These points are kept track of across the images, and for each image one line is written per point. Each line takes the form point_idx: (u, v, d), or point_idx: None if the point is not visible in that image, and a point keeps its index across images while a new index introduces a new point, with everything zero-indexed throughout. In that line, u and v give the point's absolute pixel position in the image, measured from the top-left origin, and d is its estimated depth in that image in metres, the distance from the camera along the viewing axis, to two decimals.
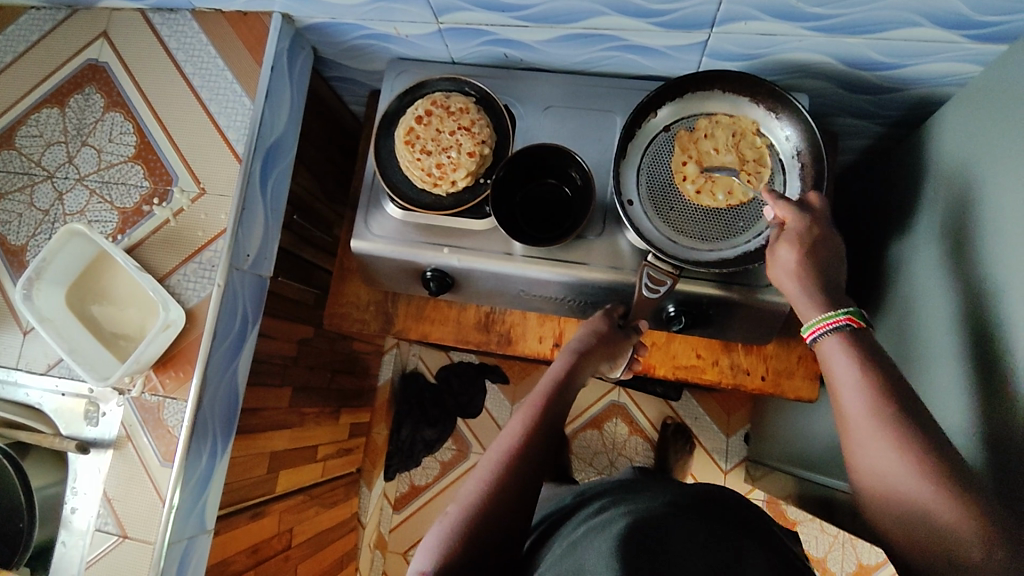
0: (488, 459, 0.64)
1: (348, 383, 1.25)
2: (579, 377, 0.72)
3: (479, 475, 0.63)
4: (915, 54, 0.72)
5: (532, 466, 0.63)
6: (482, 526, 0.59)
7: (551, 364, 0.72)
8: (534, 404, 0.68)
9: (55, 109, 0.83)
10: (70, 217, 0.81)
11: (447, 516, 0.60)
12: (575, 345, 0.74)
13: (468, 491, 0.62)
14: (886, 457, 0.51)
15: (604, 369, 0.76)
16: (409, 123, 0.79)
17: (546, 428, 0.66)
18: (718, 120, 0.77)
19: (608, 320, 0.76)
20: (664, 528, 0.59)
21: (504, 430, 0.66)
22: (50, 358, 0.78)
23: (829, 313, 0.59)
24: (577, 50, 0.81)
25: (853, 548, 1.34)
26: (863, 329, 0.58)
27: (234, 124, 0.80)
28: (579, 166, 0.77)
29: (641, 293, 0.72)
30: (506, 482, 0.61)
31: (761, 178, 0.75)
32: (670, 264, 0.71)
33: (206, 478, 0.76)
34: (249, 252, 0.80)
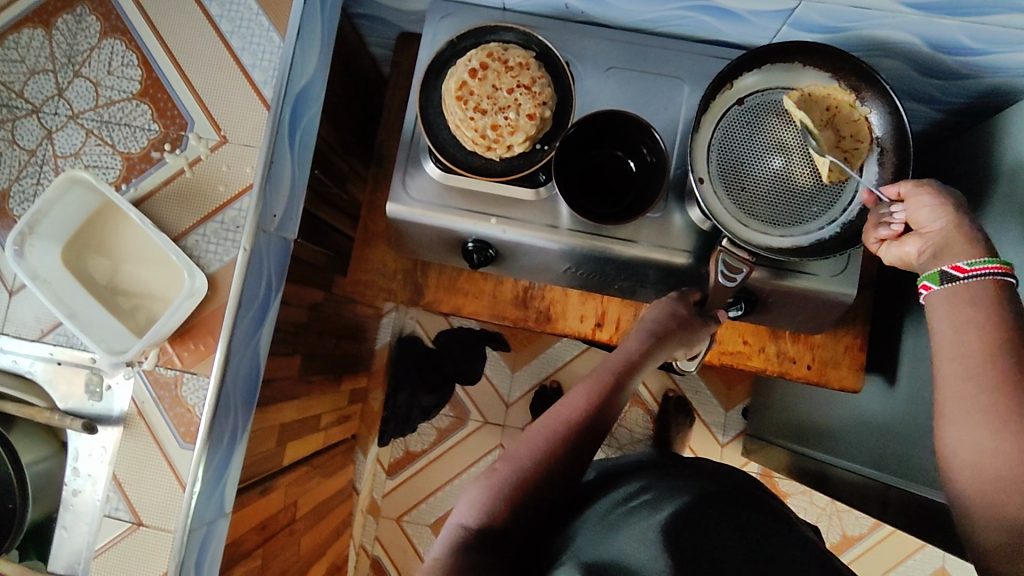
0: (541, 424, 0.60)
1: (350, 348, 1.18)
2: (652, 360, 0.65)
3: (531, 439, 0.59)
4: (1008, 41, 0.69)
5: (587, 445, 0.59)
6: (527, 495, 0.56)
7: (624, 341, 0.65)
8: (603, 380, 0.62)
9: (39, 30, 0.71)
10: (63, 161, 0.70)
11: (491, 472, 0.58)
12: (652, 325, 0.66)
13: (516, 454, 0.58)
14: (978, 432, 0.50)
15: (677, 354, 0.69)
16: (461, 77, 0.71)
17: (610, 409, 0.61)
18: (813, 89, 0.71)
19: (686, 303, 0.69)
20: (705, 520, 0.54)
21: (565, 401, 0.60)
22: (44, 323, 0.68)
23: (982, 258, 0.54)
24: (647, 6, 0.74)
25: (839, 519, 1.37)
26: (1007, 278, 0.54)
27: (260, 64, 0.70)
28: (652, 141, 0.72)
29: (716, 280, 0.68)
30: (559, 455, 0.57)
31: (858, 156, 0.69)
32: (747, 251, 0.67)
33: (226, 462, 0.70)
34: (275, 212, 0.71)
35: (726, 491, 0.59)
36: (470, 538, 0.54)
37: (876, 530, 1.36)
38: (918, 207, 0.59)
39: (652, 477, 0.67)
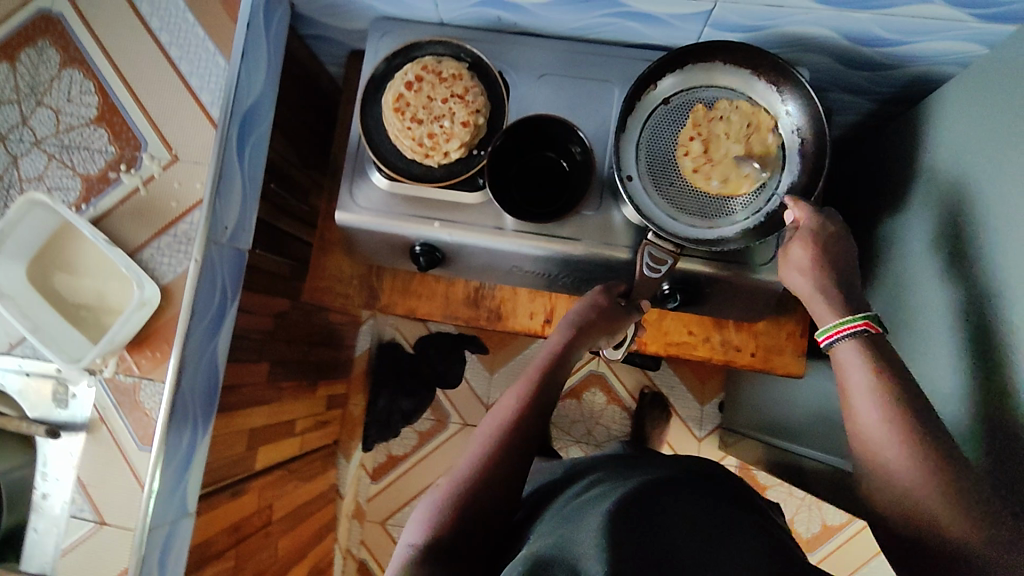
0: (481, 436, 0.63)
1: (324, 355, 1.22)
2: (578, 351, 0.71)
3: (473, 451, 0.62)
4: (919, 32, 0.71)
5: (525, 439, 0.62)
6: (474, 500, 0.58)
7: (547, 338, 0.71)
8: (532, 379, 0.67)
9: (5, 64, 0.76)
10: (27, 185, 0.74)
11: (436, 489, 0.60)
12: (574, 318, 0.73)
13: (459, 466, 0.61)
14: (888, 445, 0.54)
15: (603, 344, 0.75)
16: (398, 89, 0.75)
17: (542, 405, 0.65)
18: (738, 105, 0.74)
19: (608, 295, 0.75)
20: (653, 501, 0.56)
21: (497, 405, 0.65)
22: (12, 337, 0.73)
23: (845, 317, 0.61)
24: (574, 15, 0.77)
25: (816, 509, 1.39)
26: (878, 333, 0.60)
27: (208, 86, 0.75)
28: (579, 141, 0.75)
29: (642, 272, 0.72)
30: (501, 457, 0.60)
31: (762, 176, 0.73)
32: (671, 242, 0.70)
33: (188, 461, 0.74)
34: (227, 224, 0.75)
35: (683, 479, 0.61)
36: (419, 552, 0.54)
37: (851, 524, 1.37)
38: (805, 270, 0.66)
39: (611, 471, 0.69)
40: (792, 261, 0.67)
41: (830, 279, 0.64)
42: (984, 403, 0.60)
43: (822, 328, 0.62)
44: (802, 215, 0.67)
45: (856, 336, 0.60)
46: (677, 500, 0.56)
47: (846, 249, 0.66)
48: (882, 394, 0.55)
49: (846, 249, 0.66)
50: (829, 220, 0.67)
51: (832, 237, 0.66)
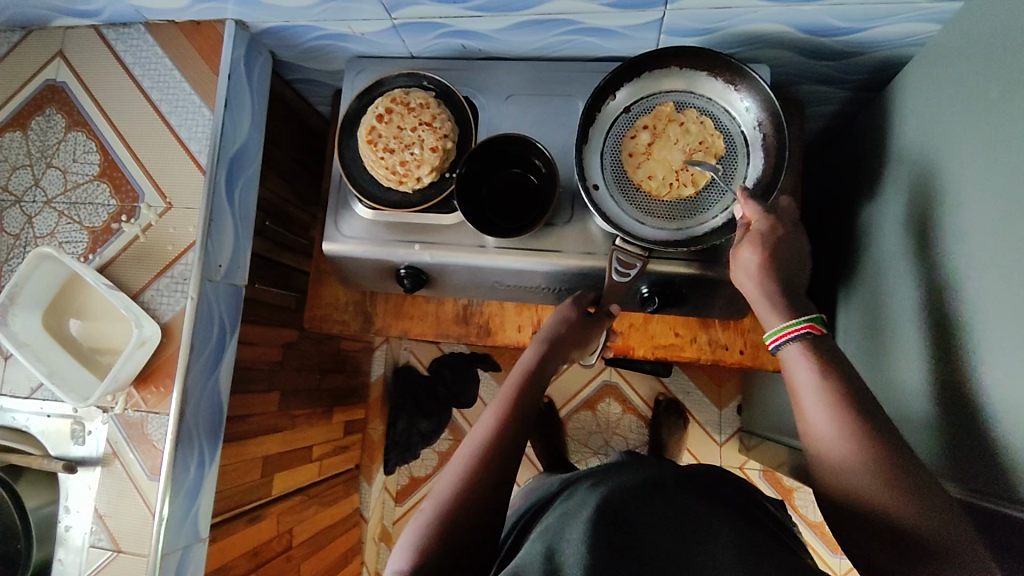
0: (460, 456, 0.63)
1: (338, 382, 1.27)
2: (550, 364, 0.74)
3: (453, 470, 0.61)
4: (871, 18, 0.71)
5: (506, 457, 0.62)
6: (457, 521, 0.57)
7: (522, 355, 0.74)
8: (509, 396, 0.68)
9: (18, 132, 0.84)
10: (41, 241, 0.81)
11: (419, 515, 0.58)
12: (544, 334, 0.77)
13: (440, 489, 0.59)
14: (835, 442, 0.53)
15: (575, 356, 0.79)
16: (370, 122, 0.79)
17: (522, 419, 0.66)
18: (704, 123, 0.75)
19: (579, 306, 0.79)
20: (631, 507, 0.56)
21: (476, 425, 0.65)
22: (32, 382, 0.79)
23: (791, 320, 0.59)
24: (532, 36, 0.81)
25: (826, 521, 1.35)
26: (825, 335, 0.59)
27: (196, 136, 0.80)
28: (541, 153, 0.77)
29: (610, 278, 0.73)
30: (483, 473, 0.60)
31: (676, 194, 0.75)
32: (637, 246, 0.72)
33: (197, 487, 0.79)
34: (220, 262, 0.81)
35: (663, 479, 0.60)
36: None
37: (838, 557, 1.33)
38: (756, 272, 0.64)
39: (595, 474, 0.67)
40: (741, 265, 0.65)
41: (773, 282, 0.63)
42: (954, 383, 0.59)
43: (769, 331, 0.61)
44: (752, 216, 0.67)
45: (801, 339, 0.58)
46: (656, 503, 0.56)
47: (798, 249, 0.66)
48: (826, 394, 0.55)
49: (792, 243, 0.66)
50: (779, 223, 0.66)
51: (781, 239, 0.65)
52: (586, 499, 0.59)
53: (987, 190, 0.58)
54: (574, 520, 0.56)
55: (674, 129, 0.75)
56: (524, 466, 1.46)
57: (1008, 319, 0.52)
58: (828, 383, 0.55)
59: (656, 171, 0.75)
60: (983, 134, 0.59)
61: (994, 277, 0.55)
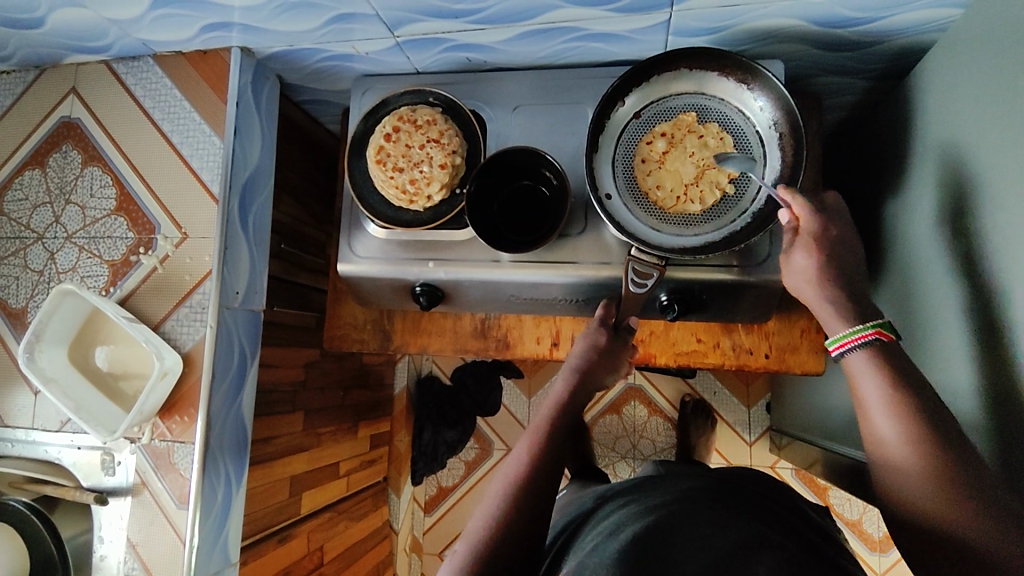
0: (492, 492, 0.62)
1: (362, 397, 1.27)
2: (583, 393, 0.72)
3: (487, 507, 0.60)
4: (889, 7, 0.68)
5: (540, 492, 0.61)
6: (490, 561, 0.56)
7: (552, 385, 0.72)
8: (541, 428, 0.66)
9: (37, 170, 0.85)
10: (64, 276, 0.83)
11: (454, 554, 0.58)
12: (576, 360, 0.74)
13: (473, 528, 0.59)
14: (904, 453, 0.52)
15: (608, 381, 0.76)
16: (378, 142, 0.78)
17: (555, 452, 0.64)
18: (721, 135, 0.74)
19: (608, 330, 0.76)
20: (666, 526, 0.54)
21: (508, 460, 0.64)
22: (61, 416, 0.81)
23: (858, 326, 0.58)
24: (537, 45, 0.79)
25: (863, 516, 1.32)
26: (892, 341, 0.58)
27: (207, 165, 0.81)
28: (552, 166, 0.76)
29: (627, 289, 0.72)
30: (514, 509, 0.59)
31: (683, 208, 0.73)
32: (653, 255, 0.71)
33: (225, 512, 0.80)
34: (238, 289, 0.82)
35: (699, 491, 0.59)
36: None
37: (886, 551, 1.30)
38: (812, 276, 0.63)
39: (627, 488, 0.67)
40: (795, 269, 0.64)
41: (833, 288, 0.62)
42: (1002, 384, 0.57)
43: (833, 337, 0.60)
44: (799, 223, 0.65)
45: (865, 346, 0.57)
46: (691, 518, 0.55)
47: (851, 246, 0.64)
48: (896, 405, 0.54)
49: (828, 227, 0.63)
50: (831, 221, 0.64)
51: (835, 240, 0.63)
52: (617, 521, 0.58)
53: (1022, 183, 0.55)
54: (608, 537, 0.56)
55: (691, 139, 0.74)
56: None
57: None
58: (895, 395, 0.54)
59: (667, 183, 0.74)
60: (1015, 123, 0.57)
61: None
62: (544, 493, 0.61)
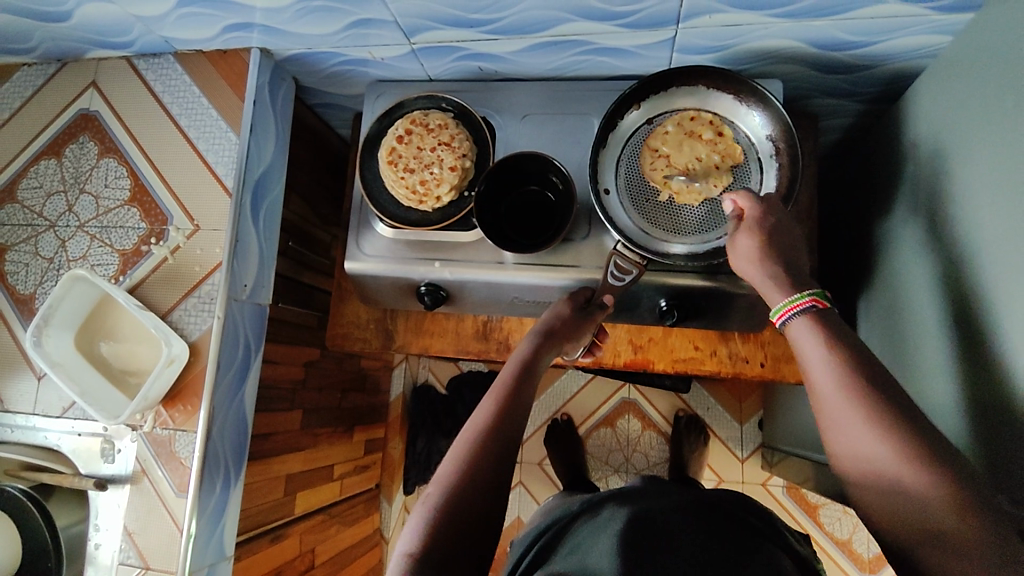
0: (459, 440, 0.59)
1: (358, 401, 1.28)
2: (546, 357, 0.71)
3: (453, 454, 0.58)
4: (883, 31, 0.72)
5: (510, 443, 0.59)
6: (465, 503, 0.54)
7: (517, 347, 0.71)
8: (505, 384, 0.65)
9: (53, 159, 0.87)
10: (73, 263, 0.84)
11: (425, 499, 0.55)
12: (539, 327, 0.73)
13: (442, 473, 0.56)
14: (847, 412, 0.51)
15: (568, 350, 0.76)
16: (390, 144, 0.81)
17: (517, 406, 0.63)
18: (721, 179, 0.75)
19: (574, 303, 0.76)
20: (661, 521, 0.55)
21: (475, 411, 0.62)
22: (65, 402, 0.81)
23: (793, 296, 0.58)
24: (547, 57, 0.82)
25: (852, 535, 1.33)
26: (829, 309, 0.57)
27: (222, 160, 0.83)
28: (558, 171, 0.79)
29: (606, 280, 0.74)
30: (485, 455, 0.57)
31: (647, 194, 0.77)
32: (636, 253, 0.73)
33: (222, 506, 0.80)
34: (246, 282, 0.83)
35: (696, 498, 0.60)
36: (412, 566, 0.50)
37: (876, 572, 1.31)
38: (752, 254, 0.63)
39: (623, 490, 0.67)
40: (739, 250, 0.65)
41: (777, 266, 0.62)
42: (988, 391, 0.59)
43: (775, 308, 0.60)
44: (745, 205, 0.66)
45: (807, 313, 0.57)
46: (688, 520, 0.55)
47: (792, 237, 0.65)
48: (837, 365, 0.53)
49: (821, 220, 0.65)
50: (771, 210, 0.66)
51: (776, 225, 0.64)
52: (609, 514, 0.59)
53: (1008, 196, 0.58)
54: (599, 534, 0.57)
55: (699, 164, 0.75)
56: (543, 483, 1.46)
57: None
58: (837, 356, 0.53)
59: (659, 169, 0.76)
60: (1001, 140, 0.60)
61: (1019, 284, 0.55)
62: (514, 450, 0.59)
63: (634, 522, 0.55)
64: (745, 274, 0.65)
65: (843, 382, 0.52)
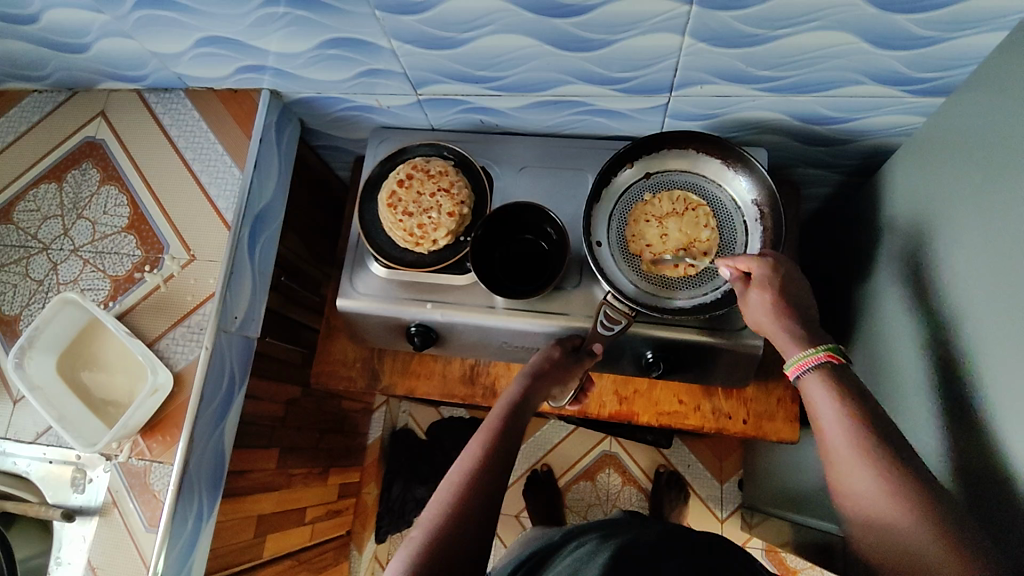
0: (446, 481, 0.59)
1: (336, 442, 1.26)
2: (535, 398, 0.71)
3: (439, 496, 0.58)
4: (861, 109, 0.77)
5: (495, 485, 0.59)
6: (448, 546, 0.54)
7: (506, 387, 0.71)
8: (493, 425, 0.65)
9: (53, 184, 0.88)
10: (63, 287, 0.83)
11: (409, 542, 0.55)
12: (528, 368, 0.74)
13: (428, 515, 0.56)
14: (855, 465, 0.54)
15: (556, 394, 0.76)
16: (391, 187, 0.83)
17: (504, 447, 0.63)
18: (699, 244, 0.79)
19: (562, 348, 0.77)
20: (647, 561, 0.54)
21: (464, 451, 0.62)
22: (39, 427, 0.79)
23: (809, 350, 0.61)
24: (546, 115, 0.86)
25: None
26: (842, 365, 0.60)
27: (224, 193, 0.84)
28: (554, 222, 0.82)
29: (595, 328, 0.76)
30: (470, 497, 0.57)
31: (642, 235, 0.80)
32: (626, 304, 0.75)
33: (193, 543, 0.78)
34: (236, 314, 0.84)
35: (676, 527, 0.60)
36: None
37: None
38: (771, 311, 0.65)
39: (602, 524, 0.67)
40: (753, 306, 0.66)
41: (795, 319, 0.64)
42: (965, 453, 0.61)
43: (788, 361, 0.63)
44: (749, 264, 0.67)
45: (824, 365, 0.60)
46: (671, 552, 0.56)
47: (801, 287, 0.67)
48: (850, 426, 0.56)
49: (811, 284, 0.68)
50: (778, 261, 0.67)
51: (784, 276, 0.66)
52: (598, 545, 0.59)
53: (980, 267, 0.61)
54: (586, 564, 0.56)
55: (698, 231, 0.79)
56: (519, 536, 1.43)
57: (1012, 391, 0.55)
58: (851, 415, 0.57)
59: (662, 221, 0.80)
60: (971, 215, 0.64)
61: (995, 350, 0.57)
62: (498, 491, 0.59)
63: (625, 556, 0.55)
64: (759, 325, 0.67)
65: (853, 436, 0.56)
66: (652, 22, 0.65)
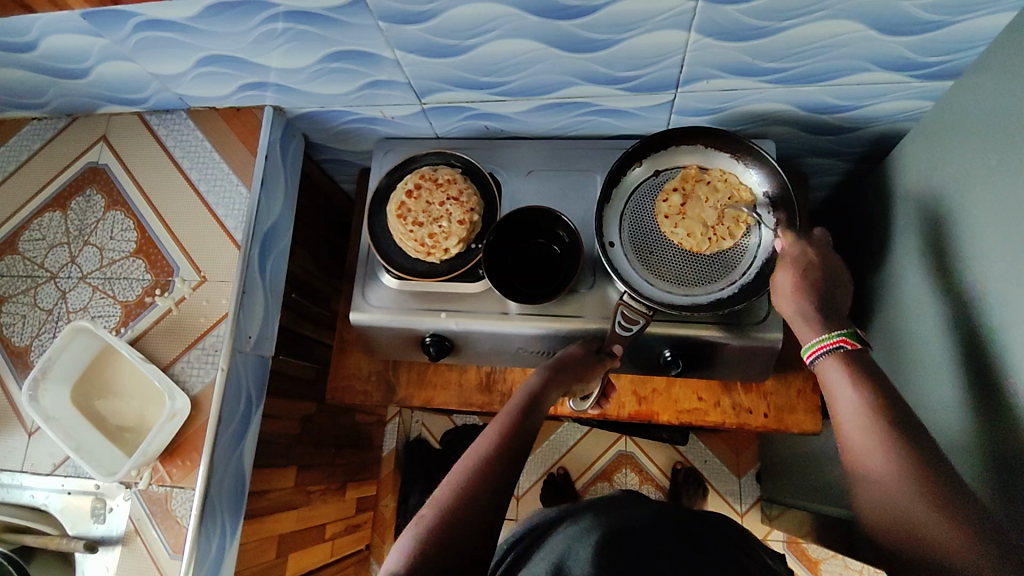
0: (460, 464, 0.59)
1: (352, 457, 1.25)
2: (555, 392, 0.70)
3: (452, 477, 0.57)
4: (869, 96, 0.77)
5: (510, 473, 0.58)
6: (456, 522, 0.53)
7: (526, 379, 0.70)
8: (510, 415, 0.65)
9: (58, 212, 0.87)
10: (74, 315, 0.83)
11: (419, 519, 0.54)
12: (549, 362, 0.73)
13: (440, 494, 0.55)
14: (870, 446, 0.55)
15: (577, 391, 0.75)
16: (400, 198, 0.82)
17: (522, 440, 0.62)
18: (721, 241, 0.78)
19: (585, 347, 0.76)
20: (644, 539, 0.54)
21: (481, 438, 0.61)
22: (56, 457, 0.78)
23: (826, 334, 0.64)
24: (552, 117, 0.86)
25: None
26: (858, 348, 0.62)
27: (232, 213, 0.84)
28: (566, 225, 0.81)
29: (613, 329, 0.75)
30: (484, 481, 0.56)
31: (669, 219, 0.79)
32: (642, 304, 0.75)
33: (216, 566, 0.77)
34: (250, 334, 0.83)
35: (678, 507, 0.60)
36: None
37: None
38: (795, 290, 0.69)
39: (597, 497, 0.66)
40: (779, 289, 0.71)
41: (815, 303, 0.68)
42: (996, 437, 0.60)
43: (806, 346, 0.66)
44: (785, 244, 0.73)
45: (837, 349, 0.63)
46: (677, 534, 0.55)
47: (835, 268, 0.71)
48: (867, 408, 0.57)
49: (836, 286, 0.70)
50: (812, 246, 0.72)
51: (815, 260, 0.71)
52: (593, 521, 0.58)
53: (1002, 249, 0.61)
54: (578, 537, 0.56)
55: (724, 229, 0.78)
56: None
57: None
58: (865, 400, 0.57)
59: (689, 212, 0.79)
60: (989, 198, 0.63)
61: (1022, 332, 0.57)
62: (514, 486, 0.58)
63: (623, 532, 0.54)
64: (785, 311, 0.71)
65: (871, 416, 0.56)
66: (658, 20, 0.65)
